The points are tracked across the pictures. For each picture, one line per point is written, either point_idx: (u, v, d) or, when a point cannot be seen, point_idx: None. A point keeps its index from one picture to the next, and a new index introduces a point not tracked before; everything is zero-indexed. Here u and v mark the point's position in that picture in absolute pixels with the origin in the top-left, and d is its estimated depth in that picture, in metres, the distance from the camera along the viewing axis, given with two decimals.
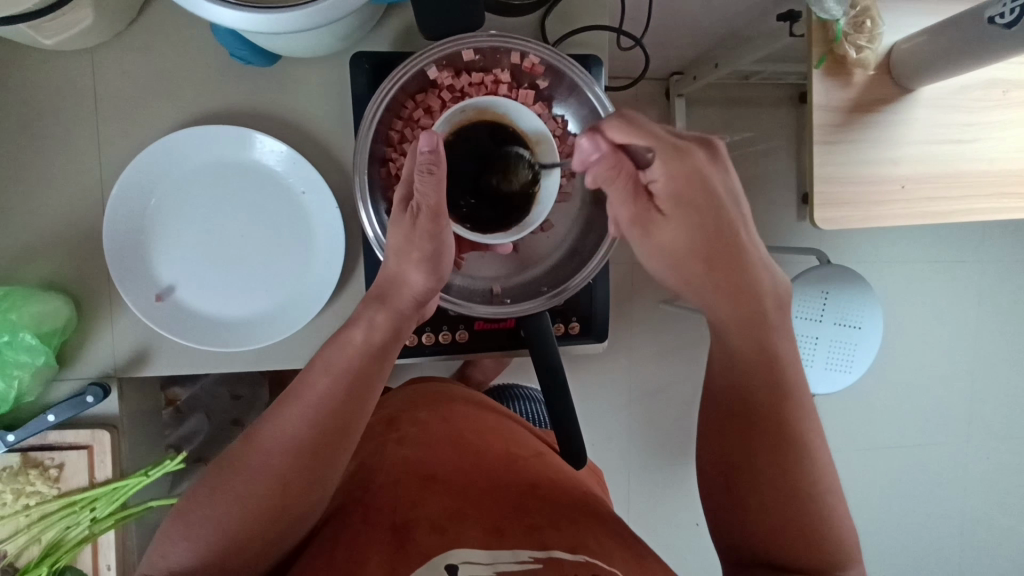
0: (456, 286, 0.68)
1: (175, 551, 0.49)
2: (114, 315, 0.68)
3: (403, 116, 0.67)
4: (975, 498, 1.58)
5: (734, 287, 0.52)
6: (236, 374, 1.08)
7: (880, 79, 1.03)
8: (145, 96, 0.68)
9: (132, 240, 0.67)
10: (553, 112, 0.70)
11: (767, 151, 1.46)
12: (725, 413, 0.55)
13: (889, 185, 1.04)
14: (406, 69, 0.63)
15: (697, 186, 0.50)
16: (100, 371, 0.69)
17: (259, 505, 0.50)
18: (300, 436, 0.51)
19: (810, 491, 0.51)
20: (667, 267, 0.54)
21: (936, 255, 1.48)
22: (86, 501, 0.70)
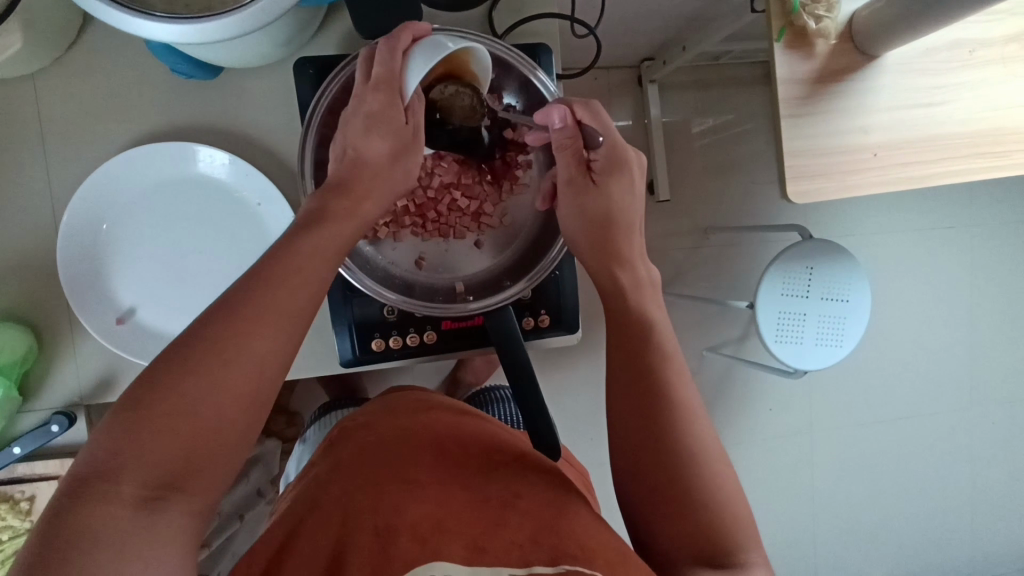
0: (419, 286, 0.67)
1: (119, 445, 0.39)
2: (76, 342, 0.67)
3: None
4: (979, 464, 1.56)
5: (617, 260, 0.64)
6: None
7: (843, 48, 1.02)
8: (90, 119, 0.67)
9: (88, 266, 0.66)
10: (503, 103, 0.67)
11: (742, 131, 1.45)
12: (633, 397, 0.60)
13: (862, 154, 1.03)
14: (347, 70, 0.62)
15: (623, 169, 0.63)
16: (66, 400, 0.68)
17: (238, 389, 0.43)
18: (287, 335, 0.47)
19: (704, 469, 0.57)
20: (579, 230, 0.64)
21: (921, 223, 1.47)
22: None
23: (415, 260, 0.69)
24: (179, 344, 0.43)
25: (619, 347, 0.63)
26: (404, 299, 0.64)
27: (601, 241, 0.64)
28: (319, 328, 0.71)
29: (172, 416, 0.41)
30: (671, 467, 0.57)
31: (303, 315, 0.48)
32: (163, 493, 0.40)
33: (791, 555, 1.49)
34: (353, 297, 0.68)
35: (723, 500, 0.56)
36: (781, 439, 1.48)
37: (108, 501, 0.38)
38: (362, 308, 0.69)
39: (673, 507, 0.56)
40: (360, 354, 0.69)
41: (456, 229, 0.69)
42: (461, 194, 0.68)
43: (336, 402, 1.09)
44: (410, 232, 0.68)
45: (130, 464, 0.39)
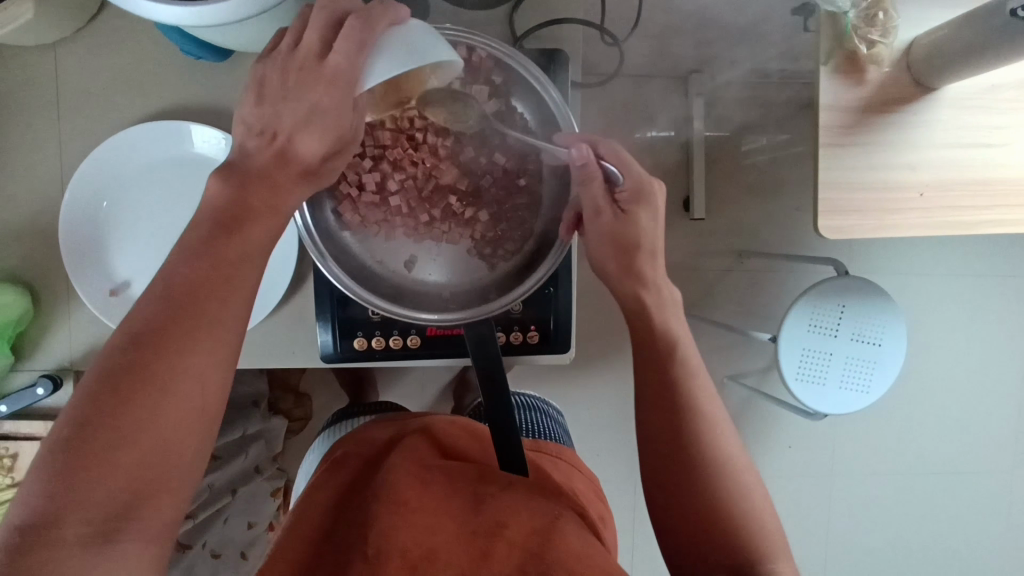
0: (406, 292, 0.65)
1: (54, 489, 0.37)
2: (71, 310, 0.69)
3: None
4: (1012, 533, 1.46)
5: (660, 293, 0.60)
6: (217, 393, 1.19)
7: (896, 77, 0.95)
8: (105, 91, 0.68)
9: (89, 238, 0.67)
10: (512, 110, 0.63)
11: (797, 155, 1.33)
12: (659, 417, 0.60)
13: (906, 193, 0.96)
14: None
15: (652, 196, 0.57)
16: (57, 363, 0.69)
17: (178, 418, 0.41)
18: (225, 334, 0.43)
19: (725, 482, 0.57)
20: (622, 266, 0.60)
21: (973, 270, 1.36)
22: None
23: (406, 266, 0.67)
24: (101, 373, 0.40)
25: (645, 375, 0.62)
26: (381, 304, 0.61)
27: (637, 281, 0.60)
28: (308, 317, 0.71)
29: (109, 451, 0.38)
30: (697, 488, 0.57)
31: (237, 323, 0.44)
32: (115, 528, 0.38)
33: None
34: (340, 295, 0.67)
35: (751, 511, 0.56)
36: (798, 480, 1.41)
37: (51, 550, 0.36)
38: (349, 306, 0.68)
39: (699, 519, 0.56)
40: (342, 351, 0.69)
41: (449, 235, 0.67)
42: (456, 200, 0.66)
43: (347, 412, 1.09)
44: (402, 234, 0.67)
45: (70, 509, 0.37)
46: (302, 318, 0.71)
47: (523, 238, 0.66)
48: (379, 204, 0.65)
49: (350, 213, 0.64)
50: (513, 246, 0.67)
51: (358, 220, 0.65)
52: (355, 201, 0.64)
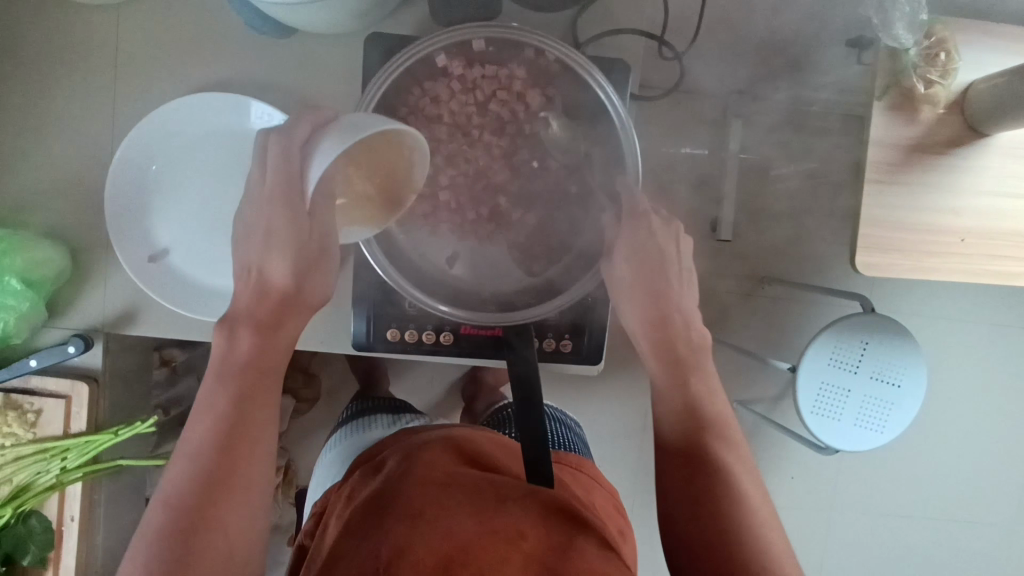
0: (445, 288, 0.65)
1: None
2: (107, 272, 0.68)
3: (409, 102, 0.62)
4: None
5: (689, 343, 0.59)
6: None
7: (948, 119, 0.93)
8: (161, 58, 0.67)
9: (134, 202, 0.67)
10: (572, 116, 0.63)
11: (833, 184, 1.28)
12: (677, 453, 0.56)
13: (946, 237, 0.95)
14: (415, 52, 0.58)
15: (651, 246, 0.58)
16: (88, 323, 0.68)
17: (227, 545, 0.49)
18: (260, 456, 0.52)
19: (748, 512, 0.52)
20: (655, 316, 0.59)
21: (996, 321, 1.34)
22: (59, 450, 0.68)
23: (448, 262, 0.67)
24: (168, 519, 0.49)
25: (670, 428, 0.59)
26: (422, 298, 0.60)
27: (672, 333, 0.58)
28: (340, 304, 0.70)
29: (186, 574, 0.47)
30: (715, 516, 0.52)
31: (267, 441, 0.53)
32: None
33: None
34: (380, 284, 0.67)
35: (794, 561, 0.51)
36: (800, 512, 1.39)
37: None
38: (385, 296, 0.68)
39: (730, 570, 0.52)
40: (374, 341, 0.68)
41: (493, 236, 0.67)
42: (506, 201, 0.65)
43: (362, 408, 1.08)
44: (447, 230, 0.66)
45: None
46: (336, 303, 0.71)
47: (566, 247, 0.65)
48: (428, 198, 0.65)
49: None
50: (556, 254, 0.66)
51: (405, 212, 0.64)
52: None
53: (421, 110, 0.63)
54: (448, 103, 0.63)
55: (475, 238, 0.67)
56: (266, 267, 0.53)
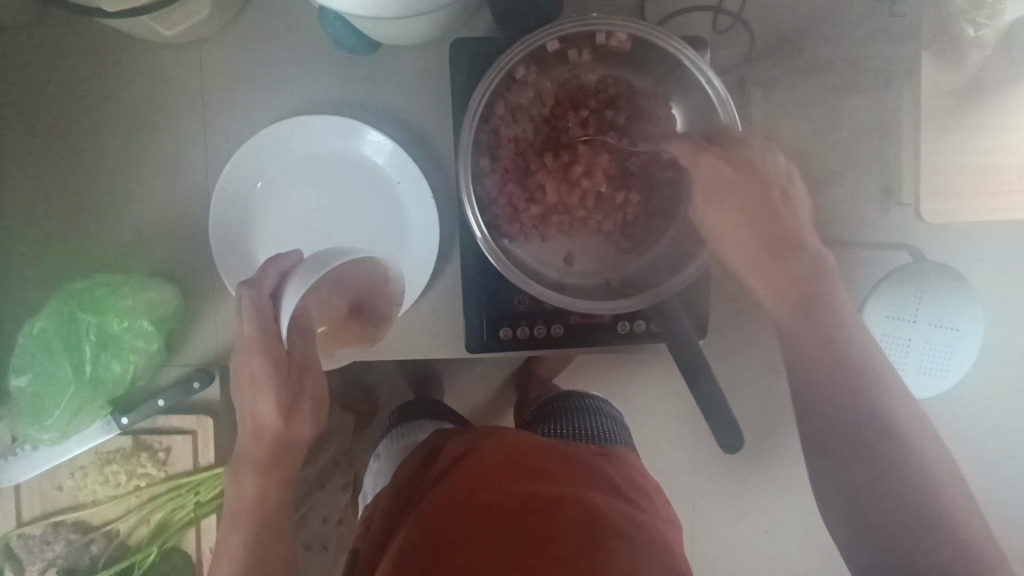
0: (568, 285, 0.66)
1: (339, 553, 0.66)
2: (217, 304, 0.69)
3: (495, 119, 0.63)
4: None
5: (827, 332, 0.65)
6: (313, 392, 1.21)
7: (998, 59, 0.94)
8: (248, 86, 0.67)
9: (239, 240, 0.68)
10: (648, 91, 0.66)
11: None
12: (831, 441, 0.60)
13: (1006, 175, 0.96)
14: (499, 69, 0.60)
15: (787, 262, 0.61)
16: (205, 357, 0.70)
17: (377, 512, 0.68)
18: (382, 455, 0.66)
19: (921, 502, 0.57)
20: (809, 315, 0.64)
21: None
22: (190, 486, 0.75)
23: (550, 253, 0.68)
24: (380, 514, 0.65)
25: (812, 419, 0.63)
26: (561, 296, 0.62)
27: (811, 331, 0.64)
28: (446, 311, 0.72)
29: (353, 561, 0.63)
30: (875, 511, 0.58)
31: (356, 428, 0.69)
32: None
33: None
34: (487, 287, 0.69)
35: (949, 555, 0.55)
36: None
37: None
38: (494, 296, 0.69)
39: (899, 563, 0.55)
40: (488, 340, 0.70)
41: (597, 224, 0.68)
42: (606, 187, 0.66)
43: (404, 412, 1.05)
44: (554, 230, 0.67)
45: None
46: (441, 308, 0.72)
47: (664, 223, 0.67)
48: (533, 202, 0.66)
49: (505, 212, 0.65)
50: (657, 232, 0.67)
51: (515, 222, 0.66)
52: (508, 188, 0.65)
53: (507, 121, 0.64)
54: (529, 108, 0.65)
55: (579, 227, 0.68)
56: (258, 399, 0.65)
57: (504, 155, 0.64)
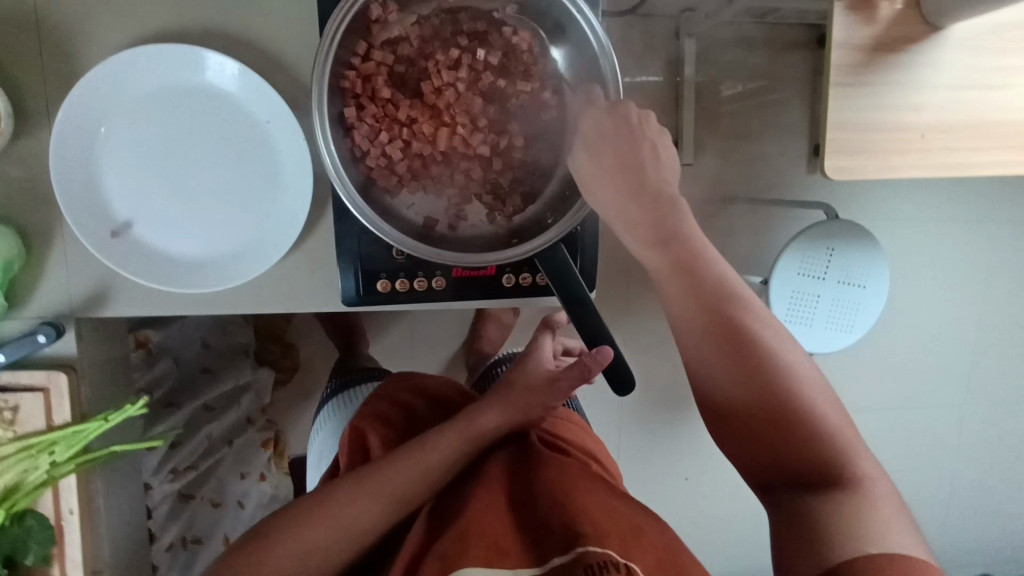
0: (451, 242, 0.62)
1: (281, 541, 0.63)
2: (66, 249, 0.64)
3: (356, 62, 0.58)
4: (990, 484, 1.48)
5: (644, 203, 0.53)
6: (220, 350, 1.10)
7: (906, 15, 0.94)
8: (91, 11, 0.61)
9: (83, 186, 0.62)
10: (529, 30, 0.61)
11: (776, 102, 1.33)
12: (726, 348, 0.52)
13: (908, 134, 0.96)
14: (351, 6, 0.54)
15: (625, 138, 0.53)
16: (54, 310, 0.64)
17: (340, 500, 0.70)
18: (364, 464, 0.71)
19: (785, 375, 0.52)
20: (604, 183, 0.53)
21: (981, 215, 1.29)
22: (43, 445, 0.64)
23: (437, 206, 0.64)
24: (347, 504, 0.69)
25: (704, 263, 0.53)
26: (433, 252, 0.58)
27: (633, 191, 0.52)
28: (322, 263, 0.69)
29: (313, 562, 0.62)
30: (783, 407, 0.51)
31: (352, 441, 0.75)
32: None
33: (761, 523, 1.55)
34: (362, 239, 0.66)
35: (860, 460, 0.52)
36: None
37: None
38: (369, 246, 0.66)
39: (792, 470, 0.52)
40: (364, 294, 0.67)
41: (478, 176, 0.63)
42: (482, 134, 0.62)
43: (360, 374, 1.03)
44: (432, 182, 0.63)
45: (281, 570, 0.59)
46: (317, 260, 0.69)
47: (554, 170, 0.63)
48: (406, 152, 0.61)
49: (374, 164, 0.61)
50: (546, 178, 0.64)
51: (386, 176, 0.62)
52: (380, 142, 0.60)
53: (371, 64, 0.59)
54: (397, 50, 0.59)
55: (459, 179, 0.63)
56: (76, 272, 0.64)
57: (370, 102, 0.59)
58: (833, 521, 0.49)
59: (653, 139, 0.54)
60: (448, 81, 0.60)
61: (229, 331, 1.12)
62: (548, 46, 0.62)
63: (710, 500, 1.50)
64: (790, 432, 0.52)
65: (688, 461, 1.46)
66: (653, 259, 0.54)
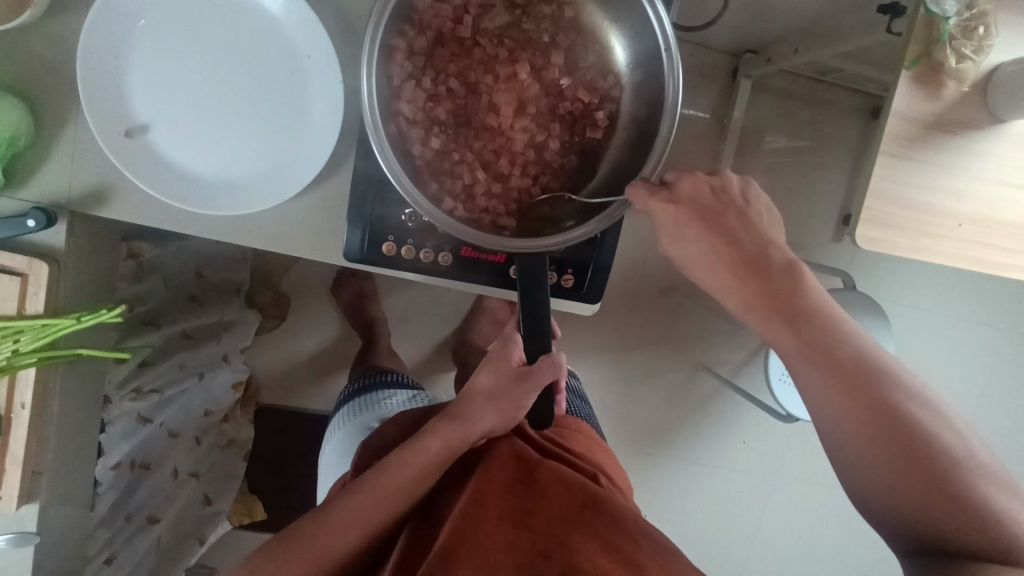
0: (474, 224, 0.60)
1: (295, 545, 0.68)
2: (75, 138, 0.62)
3: (418, 18, 0.56)
4: None
5: (757, 268, 0.55)
6: (214, 284, 1.09)
7: (970, 100, 0.91)
8: None
9: (107, 77, 0.59)
10: (598, 30, 0.60)
11: (817, 162, 1.31)
12: (858, 399, 0.51)
13: (946, 220, 0.94)
14: None
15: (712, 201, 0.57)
16: (50, 198, 0.62)
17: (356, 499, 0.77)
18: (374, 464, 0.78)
19: (923, 428, 0.50)
20: (707, 256, 0.57)
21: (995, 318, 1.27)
22: (9, 331, 0.61)
23: (469, 185, 0.61)
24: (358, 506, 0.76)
25: (821, 311, 0.54)
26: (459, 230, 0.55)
27: (738, 263, 0.56)
28: (331, 212, 0.67)
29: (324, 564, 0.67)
30: (925, 454, 0.49)
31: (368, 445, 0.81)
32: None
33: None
34: (376, 195, 0.64)
35: (1015, 516, 0.47)
36: (745, 474, 1.47)
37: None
38: (383, 206, 0.64)
39: (930, 538, 0.48)
40: (368, 254, 0.65)
41: (516, 166, 0.62)
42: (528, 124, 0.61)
43: (381, 377, 1.04)
44: (467, 160, 0.61)
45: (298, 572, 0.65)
46: (327, 207, 0.67)
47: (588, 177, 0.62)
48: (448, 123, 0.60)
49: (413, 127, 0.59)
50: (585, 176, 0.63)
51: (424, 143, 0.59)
52: (421, 107, 0.59)
53: (432, 26, 0.57)
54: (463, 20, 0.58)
55: (495, 164, 0.62)
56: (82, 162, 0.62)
57: (422, 63, 0.58)
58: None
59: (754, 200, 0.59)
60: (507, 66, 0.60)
61: (224, 267, 1.12)
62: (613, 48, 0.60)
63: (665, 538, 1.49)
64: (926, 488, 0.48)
65: (652, 497, 1.46)
66: (771, 326, 0.55)
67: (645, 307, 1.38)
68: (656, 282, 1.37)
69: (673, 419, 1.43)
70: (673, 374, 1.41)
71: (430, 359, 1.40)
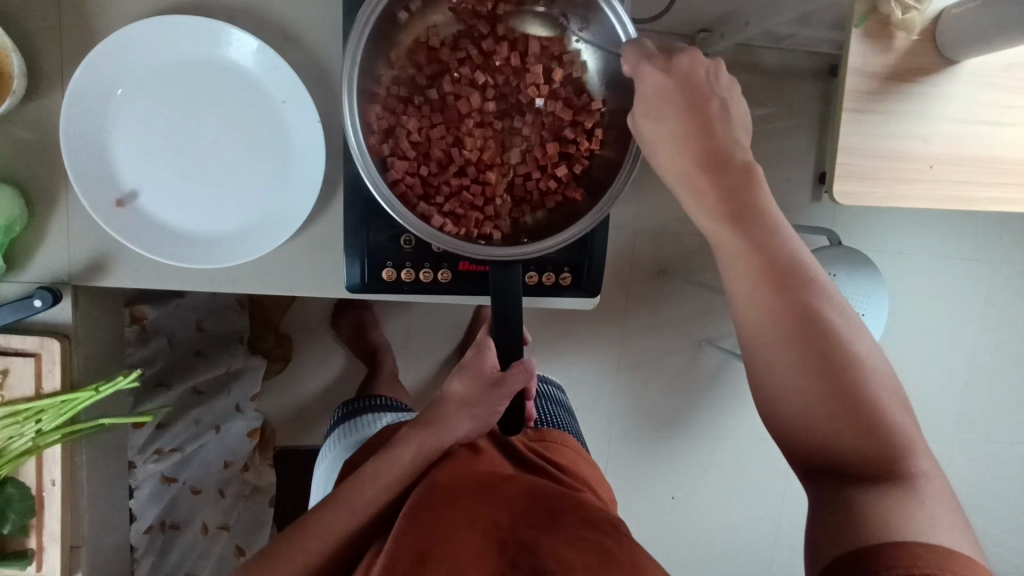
0: (459, 234, 0.62)
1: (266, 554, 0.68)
2: (68, 215, 0.63)
3: (391, 49, 0.59)
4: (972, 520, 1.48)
5: (716, 164, 0.50)
6: (215, 333, 1.09)
7: (922, 46, 0.94)
8: None
9: (92, 151, 0.61)
10: (569, 41, 0.61)
11: (783, 128, 1.33)
12: (788, 322, 0.49)
13: (916, 164, 0.96)
14: None
15: (696, 90, 0.51)
16: (53, 276, 0.64)
17: None
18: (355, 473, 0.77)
19: (849, 362, 0.48)
20: (675, 143, 0.51)
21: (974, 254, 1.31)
22: (31, 411, 0.62)
23: (458, 206, 0.63)
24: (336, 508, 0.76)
25: (767, 229, 0.50)
26: (437, 236, 0.58)
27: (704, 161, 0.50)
28: (326, 250, 0.68)
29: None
30: (841, 378, 0.48)
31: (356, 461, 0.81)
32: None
33: (743, 547, 1.53)
34: (370, 226, 0.66)
35: (912, 455, 0.48)
36: (762, 442, 1.49)
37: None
38: (378, 236, 0.66)
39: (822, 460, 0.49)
40: (369, 282, 0.67)
41: (498, 176, 0.63)
42: (505, 134, 0.63)
43: (366, 402, 1.03)
44: (451, 176, 0.63)
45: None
46: (321, 245, 0.68)
47: (572, 183, 0.64)
48: (429, 142, 0.62)
49: (393, 148, 0.61)
50: (569, 185, 0.64)
51: (405, 164, 0.61)
52: (400, 134, 0.61)
53: (406, 55, 0.60)
54: (436, 45, 0.60)
55: (479, 177, 0.63)
56: (74, 239, 0.64)
57: (399, 89, 0.60)
58: (881, 517, 0.45)
59: (721, 95, 0.52)
60: (481, 83, 0.61)
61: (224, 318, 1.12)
62: (584, 57, 0.61)
63: (693, 518, 1.50)
64: (843, 403, 0.48)
65: (675, 479, 1.48)
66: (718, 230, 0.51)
67: (639, 294, 1.39)
68: (647, 267, 1.39)
69: (684, 399, 1.45)
70: (677, 355, 1.42)
71: (436, 378, 1.41)
